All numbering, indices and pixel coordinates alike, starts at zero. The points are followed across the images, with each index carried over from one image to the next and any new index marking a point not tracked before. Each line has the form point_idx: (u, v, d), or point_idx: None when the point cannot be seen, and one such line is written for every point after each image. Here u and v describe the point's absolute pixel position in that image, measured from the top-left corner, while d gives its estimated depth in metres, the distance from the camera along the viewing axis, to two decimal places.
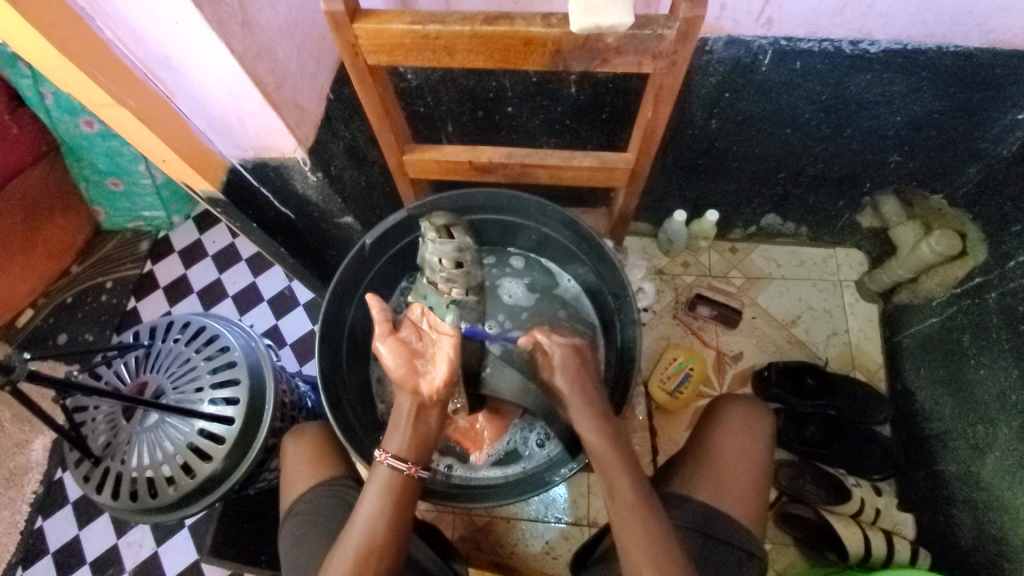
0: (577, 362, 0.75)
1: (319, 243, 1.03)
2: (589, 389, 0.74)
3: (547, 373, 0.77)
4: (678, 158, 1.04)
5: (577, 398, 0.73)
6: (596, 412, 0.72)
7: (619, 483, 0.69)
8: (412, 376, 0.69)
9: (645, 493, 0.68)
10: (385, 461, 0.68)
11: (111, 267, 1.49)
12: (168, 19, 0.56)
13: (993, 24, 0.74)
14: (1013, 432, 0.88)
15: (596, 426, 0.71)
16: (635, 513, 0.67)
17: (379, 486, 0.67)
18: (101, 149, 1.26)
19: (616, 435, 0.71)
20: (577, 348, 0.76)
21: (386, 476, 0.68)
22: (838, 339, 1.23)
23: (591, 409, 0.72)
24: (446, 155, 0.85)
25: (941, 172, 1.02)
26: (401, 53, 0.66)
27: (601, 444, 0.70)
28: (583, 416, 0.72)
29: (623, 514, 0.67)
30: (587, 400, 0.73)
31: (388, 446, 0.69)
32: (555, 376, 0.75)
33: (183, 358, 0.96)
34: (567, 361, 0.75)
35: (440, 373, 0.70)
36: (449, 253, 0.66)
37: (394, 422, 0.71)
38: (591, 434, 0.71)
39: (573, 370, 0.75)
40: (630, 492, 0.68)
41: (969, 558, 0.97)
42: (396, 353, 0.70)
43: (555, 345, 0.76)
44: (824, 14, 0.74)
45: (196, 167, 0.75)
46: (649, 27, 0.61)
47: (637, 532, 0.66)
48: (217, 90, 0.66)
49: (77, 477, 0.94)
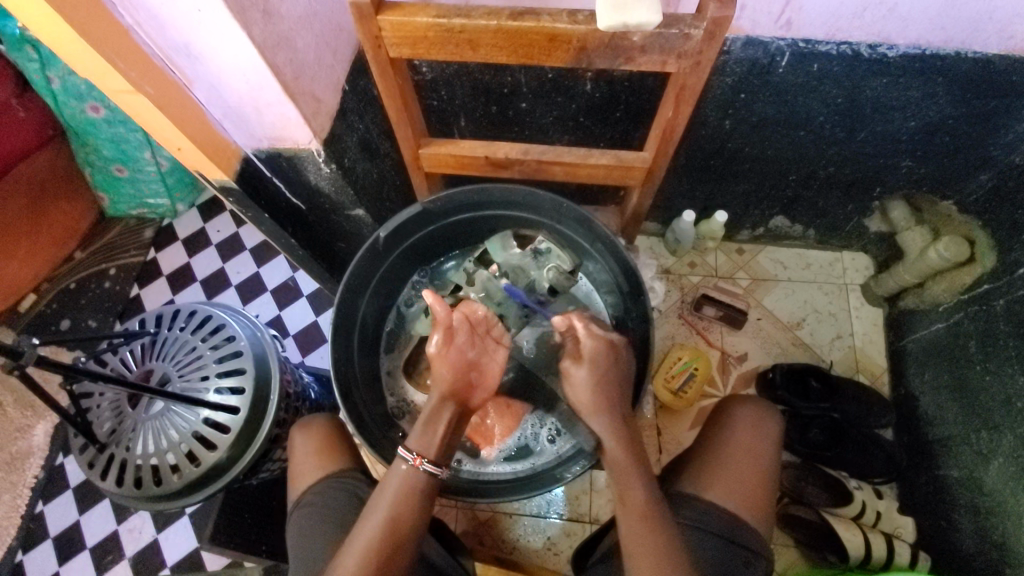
0: (606, 360, 0.73)
1: (329, 235, 1.03)
2: (613, 387, 0.72)
3: (571, 363, 0.74)
4: (689, 158, 1.04)
5: (597, 395, 0.71)
6: (613, 410, 0.71)
7: (629, 489, 0.68)
8: (462, 386, 0.73)
9: (652, 503, 0.67)
10: (420, 466, 0.68)
11: (114, 253, 1.48)
12: (190, 7, 0.56)
13: (1013, 31, 0.74)
14: (1018, 439, 0.88)
15: (610, 430, 0.70)
16: (640, 522, 0.66)
17: (398, 481, 0.68)
18: (107, 136, 1.26)
19: (626, 441, 0.70)
20: (610, 344, 0.74)
21: (403, 477, 0.68)
22: (843, 342, 1.23)
23: (611, 407, 0.71)
24: (461, 149, 0.85)
25: (952, 179, 1.02)
26: (424, 46, 0.66)
27: (612, 447, 0.70)
28: (598, 416, 0.71)
29: (628, 523, 0.66)
30: (607, 399, 0.71)
31: (425, 452, 0.68)
32: (580, 368, 0.73)
33: (189, 347, 0.96)
34: (597, 355, 0.73)
35: (489, 381, 0.77)
36: (559, 286, 0.91)
37: (429, 419, 0.71)
38: (606, 438, 0.70)
39: (600, 366, 0.73)
40: (638, 500, 0.67)
41: (970, 563, 0.97)
42: (452, 366, 0.73)
43: (590, 336, 0.74)
44: (844, 17, 0.74)
45: (210, 157, 0.75)
46: (675, 26, 0.61)
47: (644, 543, 0.65)
48: (235, 80, 0.66)
49: (82, 463, 0.93)
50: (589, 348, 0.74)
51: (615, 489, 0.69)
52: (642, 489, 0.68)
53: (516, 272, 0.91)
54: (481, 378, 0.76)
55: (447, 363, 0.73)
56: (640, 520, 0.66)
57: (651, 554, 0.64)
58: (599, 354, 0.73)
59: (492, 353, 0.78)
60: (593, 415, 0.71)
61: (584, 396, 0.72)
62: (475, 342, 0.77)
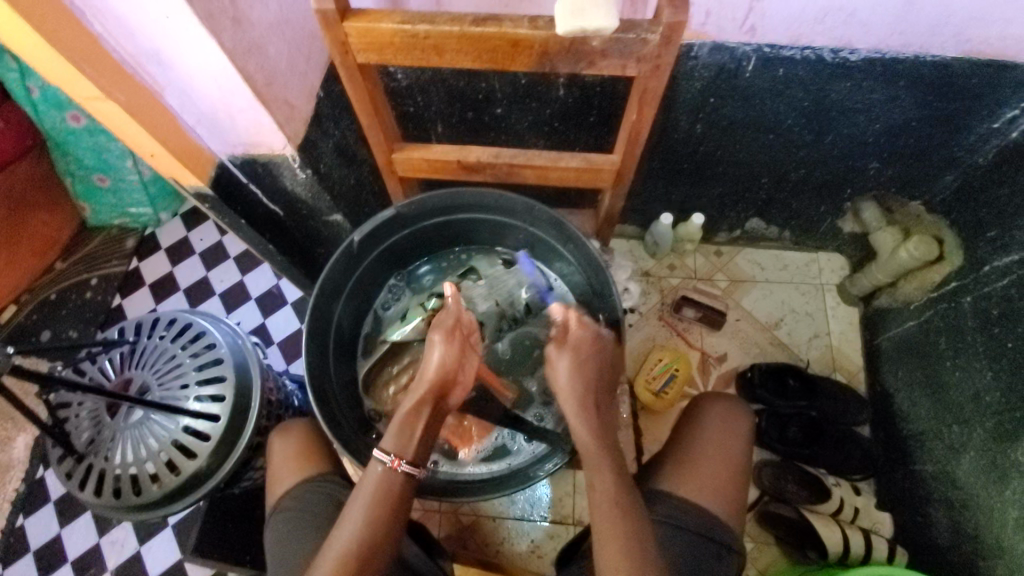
0: (589, 351, 0.75)
1: (308, 240, 1.04)
2: (590, 376, 0.74)
3: (554, 350, 0.76)
4: (664, 162, 1.06)
5: (575, 381, 0.73)
6: (585, 401, 0.73)
7: (598, 477, 0.69)
8: (446, 381, 0.74)
9: (623, 493, 0.68)
10: (399, 467, 0.69)
11: (96, 264, 1.48)
12: (159, 14, 0.56)
13: (969, 34, 0.76)
14: (987, 432, 0.90)
15: (585, 420, 0.72)
16: (612, 511, 0.67)
17: (373, 481, 0.68)
18: (88, 145, 1.25)
19: (600, 431, 0.72)
20: (598, 336, 0.77)
21: (380, 475, 0.68)
22: (820, 341, 1.25)
23: (583, 399, 0.73)
24: (433, 154, 0.86)
25: (919, 179, 1.04)
26: (391, 53, 0.67)
27: (588, 443, 0.71)
28: (573, 403, 0.73)
29: (599, 510, 0.68)
30: (585, 388, 0.73)
31: (403, 454, 0.69)
32: (563, 355, 0.75)
33: (169, 355, 0.96)
34: (582, 343, 0.76)
35: (464, 380, 0.77)
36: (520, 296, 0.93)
37: (404, 421, 0.72)
38: (581, 426, 0.72)
39: (585, 353, 0.75)
40: (609, 488, 0.68)
41: (945, 557, 0.99)
42: (449, 357, 0.74)
43: (582, 327, 0.76)
44: (805, 22, 0.76)
45: (184, 162, 0.75)
46: (633, 31, 0.62)
47: (615, 533, 0.66)
48: (207, 85, 0.67)
49: (59, 474, 0.93)
50: (578, 336, 0.76)
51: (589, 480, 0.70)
52: (614, 475, 0.69)
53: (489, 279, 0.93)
54: (462, 376, 0.77)
55: (445, 359, 0.74)
56: (611, 505, 0.67)
57: (621, 538, 0.65)
58: (586, 343, 0.76)
59: (468, 356, 0.78)
60: (568, 401, 0.73)
61: (564, 382, 0.74)
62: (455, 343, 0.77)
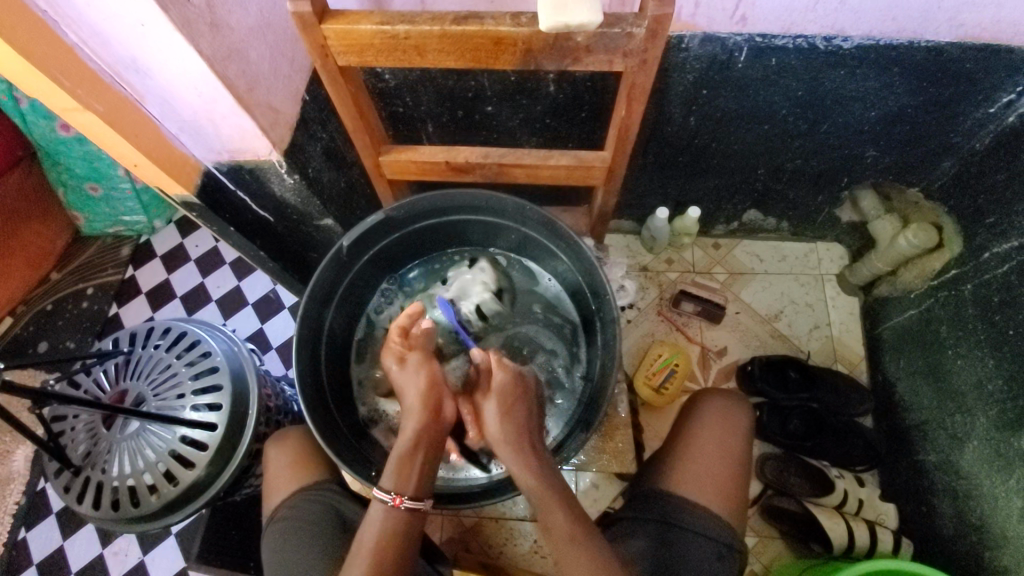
0: (513, 393, 0.71)
1: (300, 245, 1.03)
2: (522, 423, 0.69)
3: (480, 397, 0.71)
4: (658, 156, 1.04)
5: (507, 428, 0.68)
6: (521, 446, 0.67)
7: (551, 519, 0.64)
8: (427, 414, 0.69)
9: (577, 525, 0.65)
10: (401, 503, 0.64)
11: (91, 273, 1.47)
12: (133, 22, 0.55)
13: (963, 19, 0.75)
14: (990, 421, 0.89)
15: (522, 465, 0.66)
16: (578, 556, 0.64)
17: (378, 525, 0.64)
18: (78, 154, 1.24)
19: (542, 472, 0.66)
20: (517, 378, 0.73)
21: (380, 516, 0.64)
22: (820, 332, 1.24)
23: (519, 443, 0.67)
24: (422, 155, 0.85)
25: (918, 166, 1.03)
26: (372, 54, 0.66)
27: (529, 485, 0.65)
28: (506, 451, 0.67)
29: (561, 551, 0.64)
30: (516, 433, 0.68)
31: (403, 490, 0.64)
32: (492, 400, 0.70)
33: (164, 364, 0.95)
34: (506, 387, 0.71)
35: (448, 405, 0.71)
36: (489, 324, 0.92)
37: (400, 458, 0.66)
38: (520, 474, 0.65)
39: (509, 397, 0.70)
40: (565, 527, 0.64)
41: (951, 547, 0.98)
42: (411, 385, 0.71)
43: (502, 367, 0.72)
44: (796, 10, 0.74)
45: (168, 171, 0.74)
46: (618, 26, 0.61)
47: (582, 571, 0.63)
48: (187, 93, 0.65)
49: (57, 487, 0.92)
50: (498, 381, 0.71)
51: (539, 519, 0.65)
52: (564, 513, 0.64)
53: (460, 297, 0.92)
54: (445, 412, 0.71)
55: (417, 396, 0.69)
56: (571, 545, 0.64)
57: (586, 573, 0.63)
58: (507, 387, 0.71)
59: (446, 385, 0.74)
60: (504, 450, 0.67)
61: (496, 429, 0.68)
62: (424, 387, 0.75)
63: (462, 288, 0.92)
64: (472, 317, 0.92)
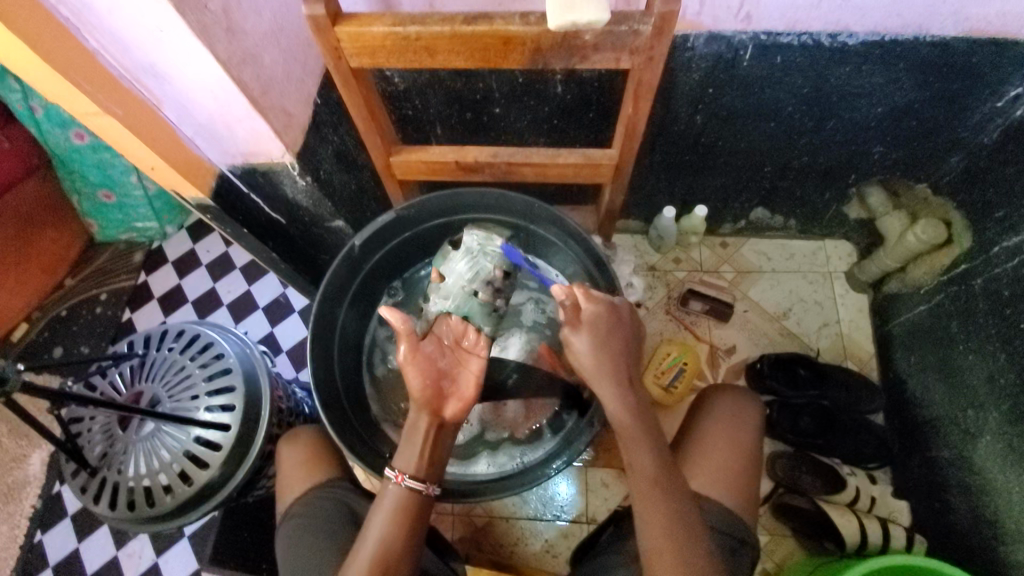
0: (605, 325, 0.72)
1: (311, 247, 1.04)
2: (613, 353, 0.71)
3: (568, 330, 0.72)
4: (664, 154, 1.05)
5: (598, 362, 0.70)
6: (618, 379, 0.70)
7: (638, 458, 0.69)
8: (434, 396, 0.70)
9: (661, 472, 0.68)
10: (403, 483, 0.68)
11: (105, 279, 1.49)
12: (152, 27, 0.56)
13: (968, 13, 0.75)
14: (1002, 415, 0.89)
15: (618, 398, 0.70)
16: (653, 490, 0.67)
17: (386, 503, 0.67)
18: (93, 162, 1.26)
19: (636, 407, 0.70)
20: (612, 307, 0.73)
21: (397, 495, 0.67)
22: (830, 329, 1.24)
23: (614, 374, 0.70)
24: (431, 155, 0.86)
25: (925, 162, 1.03)
26: (383, 55, 0.67)
27: (621, 419, 0.70)
28: (604, 383, 0.70)
29: (641, 496, 0.68)
30: (610, 366, 0.70)
31: (405, 468, 0.68)
32: (580, 334, 0.71)
33: (179, 367, 0.96)
34: (597, 318, 0.72)
35: (465, 392, 0.72)
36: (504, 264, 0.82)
37: (408, 435, 0.70)
38: (613, 408, 0.70)
39: (601, 329, 0.71)
40: (647, 467, 0.68)
41: (965, 543, 0.98)
42: (425, 376, 0.70)
43: (592, 301, 0.72)
44: (802, 8, 0.75)
45: (184, 174, 0.75)
46: (625, 23, 0.62)
47: (655, 514, 0.66)
48: (203, 97, 0.67)
49: (74, 488, 0.93)
50: (590, 312, 0.72)
51: (626, 454, 0.70)
52: (650, 457, 0.69)
53: (450, 270, 0.83)
54: (456, 388, 0.72)
55: (420, 370, 0.70)
56: (651, 484, 0.68)
57: (659, 525, 0.66)
58: (601, 319, 0.71)
59: (465, 363, 0.74)
60: (598, 383, 0.71)
61: (588, 363, 0.71)
62: (445, 352, 0.75)
63: (467, 270, 0.82)
64: (496, 273, 0.81)
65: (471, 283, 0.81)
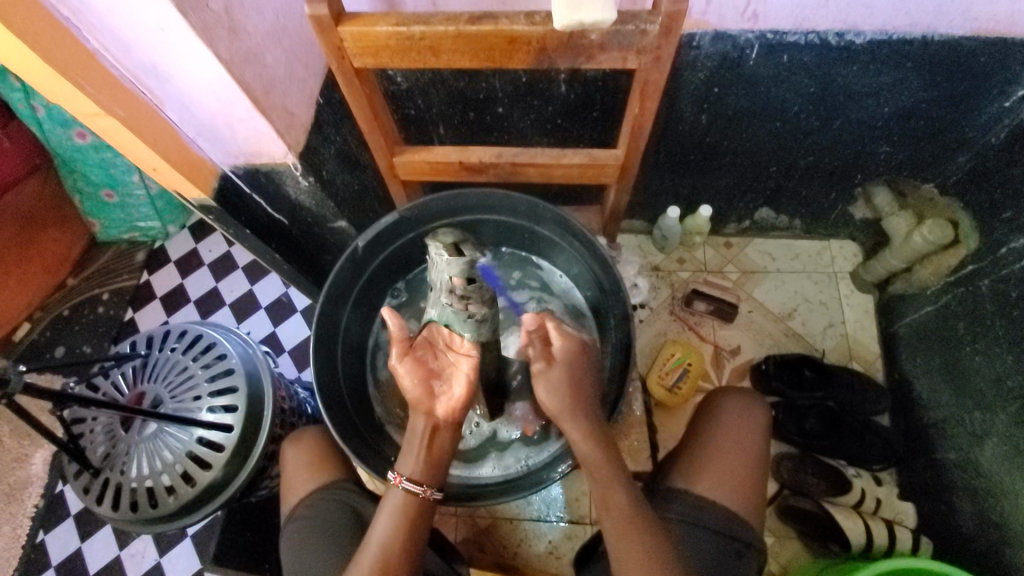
0: (576, 363, 0.73)
1: (314, 248, 1.04)
2: (583, 392, 0.72)
3: (540, 365, 0.73)
4: (669, 154, 1.04)
5: (567, 399, 0.71)
6: (588, 414, 0.70)
7: (612, 495, 0.69)
8: (427, 398, 0.70)
9: (636, 509, 0.69)
10: (400, 483, 0.68)
11: (107, 279, 1.49)
12: (154, 27, 0.56)
13: (977, 12, 0.74)
14: (1010, 417, 0.88)
15: (588, 437, 0.70)
16: (627, 526, 0.67)
17: (391, 506, 0.67)
18: (94, 161, 1.26)
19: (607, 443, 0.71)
20: (581, 346, 0.74)
21: (398, 498, 0.68)
22: (835, 330, 1.23)
23: (587, 411, 0.71)
24: (435, 156, 0.86)
25: (932, 161, 1.02)
26: (387, 55, 0.66)
27: (594, 456, 0.70)
28: (575, 420, 0.70)
29: (618, 534, 0.67)
30: (582, 403, 0.71)
31: (401, 468, 0.68)
32: (551, 372, 0.71)
33: (181, 367, 0.96)
34: (568, 356, 0.72)
35: (458, 392, 0.71)
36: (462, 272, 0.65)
37: (408, 438, 0.71)
38: (585, 446, 0.70)
39: (572, 366, 0.72)
40: (621, 502, 0.69)
41: (971, 546, 0.97)
42: (417, 377, 0.70)
43: (563, 338, 0.73)
44: (809, 7, 0.74)
45: (186, 175, 0.75)
46: (631, 22, 0.61)
47: (632, 553, 0.66)
48: (205, 97, 0.66)
49: (77, 489, 0.93)
50: (562, 350, 0.73)
51: (598, 492, 0.69)
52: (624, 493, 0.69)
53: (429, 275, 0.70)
54: (447, 388, 0.71)
55: (411, 371, 0.70)
56: (626, 520, 0.68)
57: (636, 565, 0.65)
58: (571, 357, 0.72)
59: (455, 363, 0.72)
60: (569, 420, 0.70)
61: (559, 402, 0.71)
62: (438, 355, 0.73)
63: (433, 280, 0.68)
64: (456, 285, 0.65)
65: (442, 293, 0.67)
